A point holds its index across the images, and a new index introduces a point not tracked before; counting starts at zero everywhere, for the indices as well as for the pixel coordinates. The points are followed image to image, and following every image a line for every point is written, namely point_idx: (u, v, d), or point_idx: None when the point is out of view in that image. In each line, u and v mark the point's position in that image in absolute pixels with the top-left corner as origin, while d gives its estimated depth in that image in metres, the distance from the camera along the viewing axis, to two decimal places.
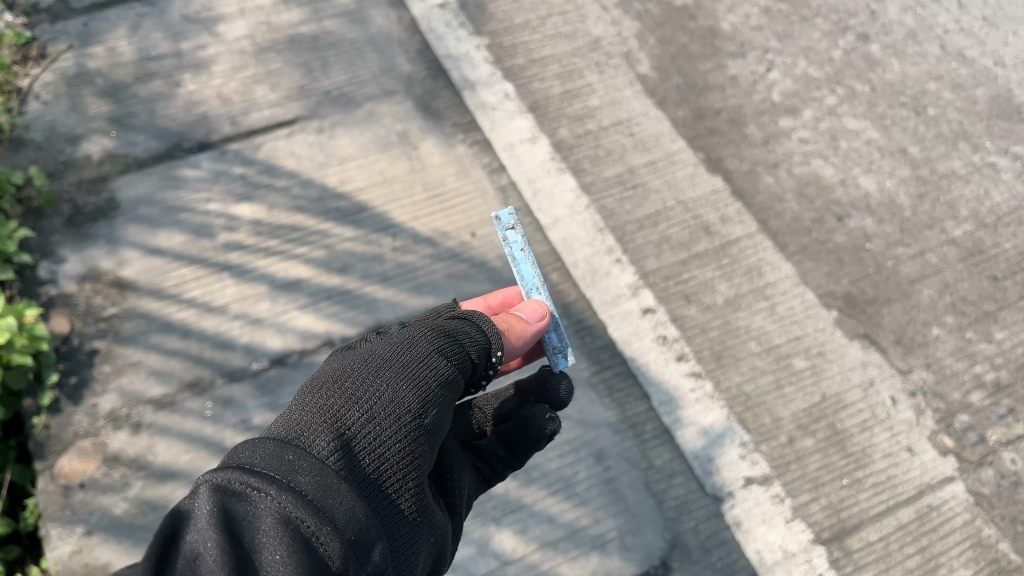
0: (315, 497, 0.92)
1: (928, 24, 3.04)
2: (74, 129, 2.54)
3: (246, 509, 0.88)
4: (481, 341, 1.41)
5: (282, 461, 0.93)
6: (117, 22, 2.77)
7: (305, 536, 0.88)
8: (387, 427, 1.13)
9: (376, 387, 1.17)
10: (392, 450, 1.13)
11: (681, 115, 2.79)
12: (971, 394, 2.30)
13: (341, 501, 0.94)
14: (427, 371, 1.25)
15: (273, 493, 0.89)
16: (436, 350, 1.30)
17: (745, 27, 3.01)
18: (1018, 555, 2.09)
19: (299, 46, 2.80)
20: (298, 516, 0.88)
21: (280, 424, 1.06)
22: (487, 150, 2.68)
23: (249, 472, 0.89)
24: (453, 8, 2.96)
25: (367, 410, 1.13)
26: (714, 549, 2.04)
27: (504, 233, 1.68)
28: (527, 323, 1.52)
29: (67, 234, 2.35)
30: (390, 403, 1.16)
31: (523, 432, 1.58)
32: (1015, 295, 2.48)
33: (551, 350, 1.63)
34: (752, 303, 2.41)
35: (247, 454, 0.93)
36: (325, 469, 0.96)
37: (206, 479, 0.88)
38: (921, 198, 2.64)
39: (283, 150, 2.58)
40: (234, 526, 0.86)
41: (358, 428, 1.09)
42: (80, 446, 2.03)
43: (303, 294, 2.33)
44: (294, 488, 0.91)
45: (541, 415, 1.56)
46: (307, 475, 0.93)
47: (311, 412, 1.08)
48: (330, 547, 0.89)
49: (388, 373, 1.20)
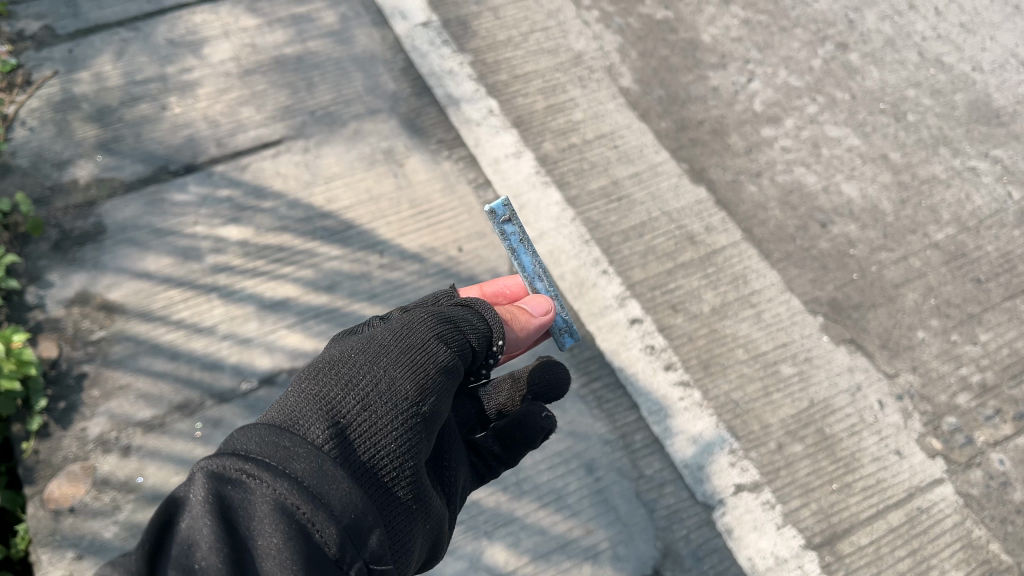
0: (310, 485, 0.93)
1: (905, 32, 3.08)
2: (61, 154, 2.55)
3: (241, 496, 0.89)
4: (483, 330, 1.42)
5: (277, 448, 0.95)
6: (102, 47, 2.78)
7: (302, 524, 0.90)
8: (385, 413, 1.14)
9: (373, 373, 1.18)
10: (391, 436, 1.14)
11: (664, 126, 2.81)
12: (957, 396, 2.31)
13: (338, 487, 0.96)
14: (425, 357, 1.26)
15: (269, 481, 0.90)
16: (434, 335, 1.31)
17: (725, 39, 3.05)
18: (1010, 555, 2.10)
19: (284, 67, 2.83)
20: (295, 504, 0.90)
21: (277, 411, 1.07)
22: (472, 166, 2.70)
23: (244, 460, 0.91)
24: (436, 26, 2.98)
25: (363, 396, 1.14)
26: (706, 556, 2.04)
27: (500, 225, 1.68)
28: (535, 315, 1.60)
29: (55, 259, 2.35)
30: (387, 389, 1.18)
31: (520, 430, 1.59)
32: (999, 297, 2.50)
33: (558, 331, 1.73)
34: (738, 311, 2.42)
35: (241, 441, 0.94)
36: (321, 455, 0.97)
37: (202, 466, 0.89)
38: (903, 203, 2.66)
39: (270, 170, 2.59)
40: (231, 513, 0.88)
41: (355, 414, 1.11)
42: (70, 470, 2.03)
43: (291, 312, 2.34)
44: (289, 475, 0.92)
45: (537, 414, 1.61)
46: (302, 461, 0.95)
47: (308, 399, 1.09)
48: (326, 534, 0.91)
49: (385, 359, 1.22)
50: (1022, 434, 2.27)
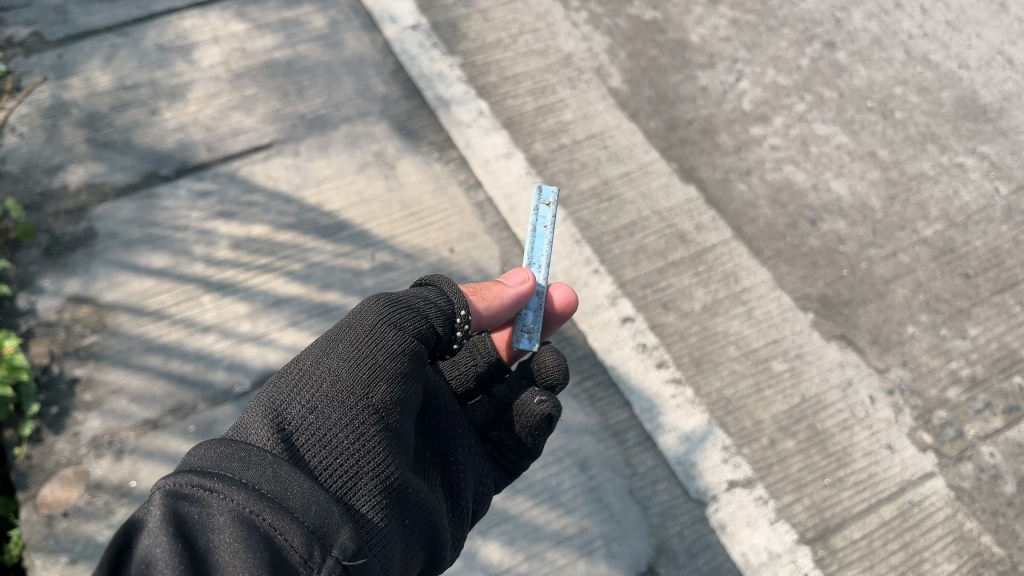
0: (265, 491, 1.00)
1: (891, 30, 3.10)
2: (51, 160, 2.55)
3: (199, 511, 0.96)
4: (442, 306, 1.48)
5: (230, 461, 1.01)
6: (91, 52, 2.78)
7: (263, 529, 0.96)
8: (335, 412, 1.22)
9: (319, 375, 1.26)
10: (347, 436, 1.20)
11: (654, 126, 2.82)
12: (947, 390, 2.33)
13: (295, 489, 1.02)
14: (376, 348, 1.33)
15: (225, 493, 0.97)
16: (384, 321, 1.37)
17: (714, 39, 3.06)
18: (1001, 547, 2.11)
19: (273, 71, 2.83)
20: (253, 511, 0.96)
21: (231, 432, 1.15)
22: (463, 167, 2.70)
23: (198, 475, 0.97)
24: (425, 29, 2.99)
25: (310, 400, 1.21)
26: (700, 553, 2.05)
27: (540, 205, 1.81)
28: (506, 287, 1.63)
29: (46, 264, 2.35)
30: (335, 389, 1.25)
31: (518, 418, 1.63)
32: (988, 292, 2.52)
33: (518, 327, 1.71)
34: (730, 308, 2.44)
35: (194, 459, 1.01)
36: (275, 463, 1.04)
37: (158, 487, 0.95)
38: (892, 200, 2.68)
39: (260, 173, 2.60)
40: (190, 528, 0.94)
41: (300, 419, 1.18)
42: (63, 474, 2.03)
43: (284, 314, 2.34)
44: (245, 485, 0.99)
45: (529, 400, 1.62)
46: (255, 469, 1.01)
47: (254, 415, 1.16)
48: (289, 537, 0.97)
49: (332, 360, 1.29)
50: (1012, 427, 2.28)
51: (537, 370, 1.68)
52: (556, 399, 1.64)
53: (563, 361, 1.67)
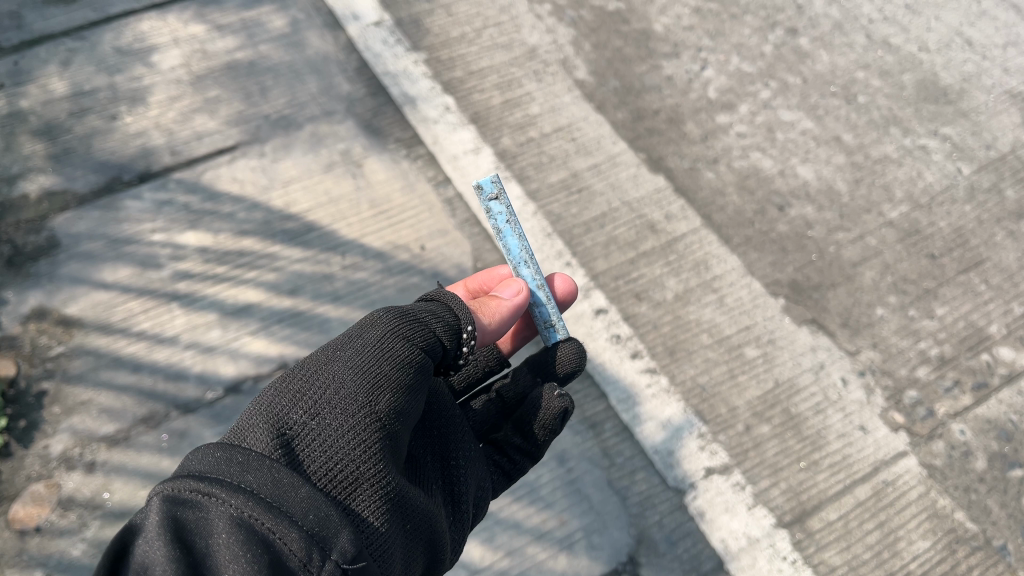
0: (264, 494, 1.00)
1: (852, 15, 3.13)
2: (10, 168, 2.52)
3: (199, 515, 0.96)
4: (450, 321, 1.48)
5: (230, 465, 1.01)
6: (47, 58, 2.75)
7: (262, 533, 0.96)
8: (337, 419, 1.22)
9: (323, 381, 1.26)
10: (349, 443, 1.20)
11: (621, 117, 2.83)
12: (916, 369, 2.36)
13: (296, 493, 1.02)
14: (380, 356, 1.33)
15: (224, 497, 0.97)
16: (391, 332, 1.37)
17: (677, 28, 3.08)
18: (975, 523, 2.13)
19: (236, 72, 2.81)
20: (251, 515, 0.96)
21: (230, 437, 1.15)
22: (431, 163, 2.70)
23: (197, 479, 0.97)
24: (389, 25, 2.99)
25: (311, 406, 1.21)
26: (680, 541, 2.06)
27: (488, 203, 1.67)
28: (502, 299, 1.61)
29: (7, 277, 2.32)
30: (336, 396, 1.25)
31: (532, 415, 1.64)
32: (953, 271, 2.55)
33: (541, 326, 1.72)
34: (701, 297, 2.45)
35: (194, 463, 1.01)
36: (275, 467, 1.04)
37: (158, 491, 0.96)
38: (857, 183, 2.71)
39: (225, 177, 2.58)
40: (186, 533, 0.94)
41: (301, 425, 1.18)
42: (33, 489, 2.00)
43: (254, 318, 2.32)
44: (242, 488, 0.99)
45: (548, 395, 1.64)
46: (254, 473, 1.01)
47: (254, 419, 1.17)
48: (288, 540, 0.97)
49: (334, 365, 1.29)
50: (981, 404, 2.31)
51: (552, 362, 1.71)
52: (568, 394, 1.64)
53: (580, 350, 1.71)
